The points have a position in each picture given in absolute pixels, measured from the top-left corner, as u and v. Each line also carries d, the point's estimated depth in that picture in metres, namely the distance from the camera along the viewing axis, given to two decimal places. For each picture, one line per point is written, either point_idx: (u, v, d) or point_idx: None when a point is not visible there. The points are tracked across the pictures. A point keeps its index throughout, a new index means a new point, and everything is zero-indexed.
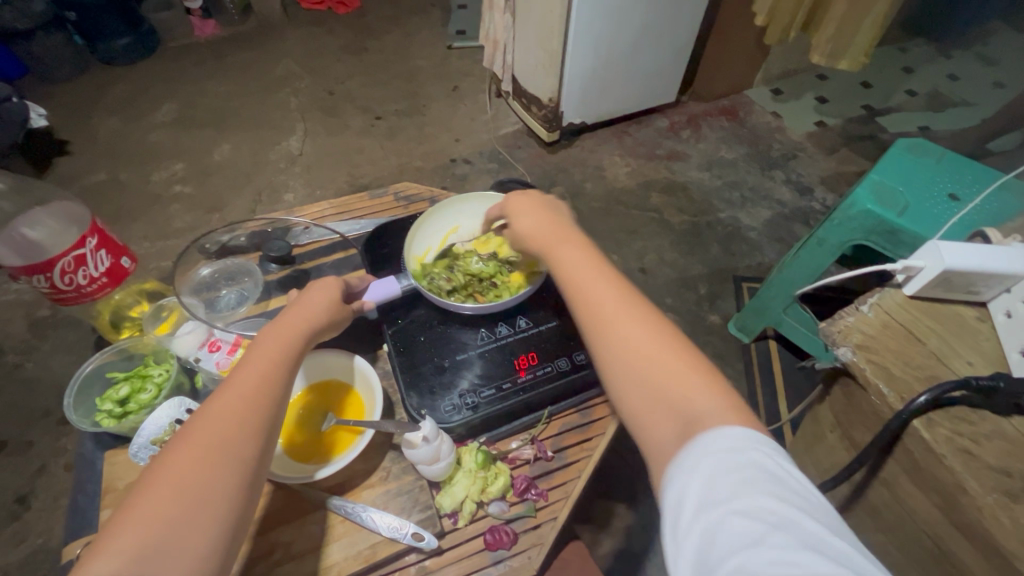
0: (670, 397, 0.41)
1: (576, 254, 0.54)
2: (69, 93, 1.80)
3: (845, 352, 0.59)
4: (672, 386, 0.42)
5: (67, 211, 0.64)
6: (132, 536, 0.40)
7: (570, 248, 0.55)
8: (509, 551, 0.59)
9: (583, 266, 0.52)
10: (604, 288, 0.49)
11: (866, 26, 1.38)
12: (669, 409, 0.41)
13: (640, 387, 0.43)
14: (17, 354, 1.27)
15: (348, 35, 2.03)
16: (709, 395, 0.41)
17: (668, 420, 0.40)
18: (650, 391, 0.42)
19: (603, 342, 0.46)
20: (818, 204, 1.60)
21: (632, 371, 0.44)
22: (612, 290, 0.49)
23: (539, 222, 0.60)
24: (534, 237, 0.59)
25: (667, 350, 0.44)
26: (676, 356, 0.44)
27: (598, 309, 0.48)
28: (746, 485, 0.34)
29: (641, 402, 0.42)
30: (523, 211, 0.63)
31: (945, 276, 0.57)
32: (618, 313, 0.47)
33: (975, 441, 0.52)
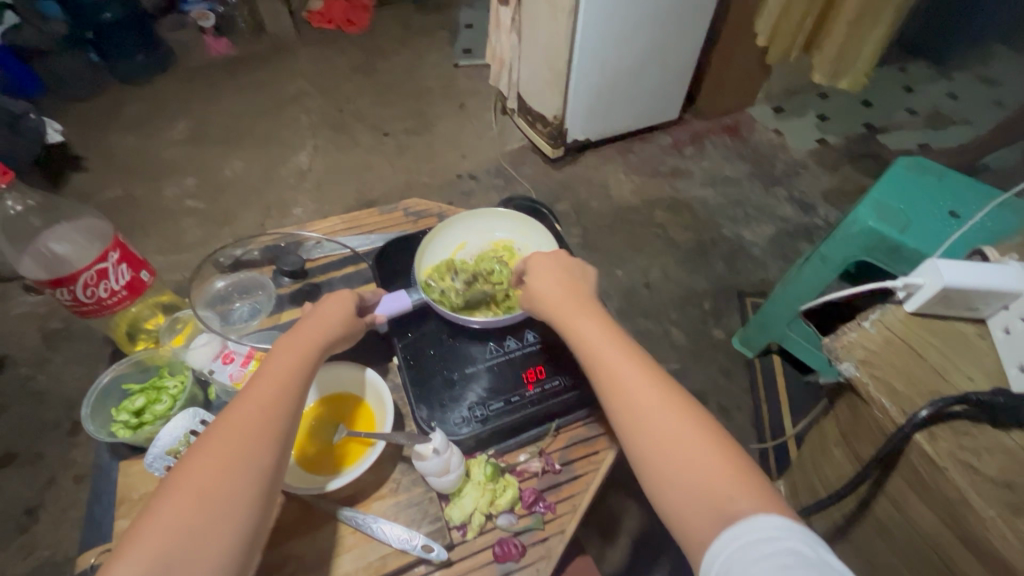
0: (704, 486, 0.42)
1: (593, 327, 0.55)
2: (85, 110, 1.84)
3: (847, 367, 0.60)
4: (703, 472, 0.43)
5: (91, 226, 0.66)
6: (153, 544, 0.41)
7: (589, 319, 0.56)
8: (518, 564, 0.59)
9: (603, 341, 0.53)
10: (628, 368, 0.50)
11: (866, 46, 1.42)
12: (701, 498, 0.42)
13: (672, 472, 0.44)
14: (30, 366, 1.29)
15: (358, 54, 2.08)
16: (743, 487, 0.41)
17: (702, 513, 0.41)
18: (683, 479, 0.43)
19: (631, 430, 0.47)
20: (821, 221, 1.62)
21: (663, 461, 0.45)
22: (636, 369, 0.50)
23: (556, 282, 0.60)
24: (551, 303, 0.59)
25: (697, 436, 0.45)
26: (706, 441, 0.45)
27: (625, 393, 0.49)
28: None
29: (672, 490, 0.43)
30: (541, 269, 0.62)
31: (945, 293, 0.58)
32: (644, 398, 0.48)
33: (978, 456, 0.52)
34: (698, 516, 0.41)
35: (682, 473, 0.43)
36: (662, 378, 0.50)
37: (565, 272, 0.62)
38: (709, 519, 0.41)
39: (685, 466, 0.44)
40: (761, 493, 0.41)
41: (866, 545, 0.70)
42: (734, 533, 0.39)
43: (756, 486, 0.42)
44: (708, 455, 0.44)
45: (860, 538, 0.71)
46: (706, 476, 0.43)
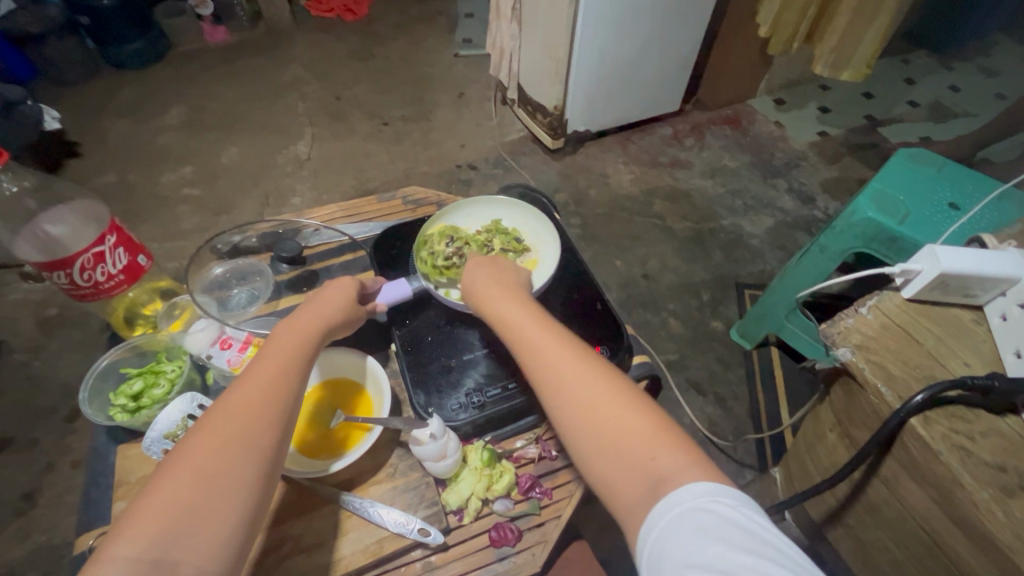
0: (625, 449, 0.43)
1: (515, 306, 0.56)
2: (81, 97, 1.83)
3: (844, 352, 0.60)
4: (623, 437, 0.44)
5: (87, 209, 0.66)
6: (153, 522, 0.41)
7: (512, 300, 0.57)
8: (514, 548, 0.60)
9: (525, 318, 0.54)
10: (548, 341, 0.51)
11: (868, 37, 1.40)
12: (627, 463, 0.43)
13: (595, 439, 0.45)
14: (26, 352, 1.29)
15: (356, 41, 2.07)
16: (665, 445, 0.43)
17: (630, 477, 0.42)
18: (608, 443, 0.44)
19: (556, 402, 0.48)
20: (820, 213, 1.61)
21: (584, 430, 0.45)
22: (557, 342, 0.51)
23: (485, 271, 0.63)
24: (484, 287, 0.60)
25: (619, 399, 0.46)
26: (627, 404, 0.46)
27: (548, 367, 0.49)
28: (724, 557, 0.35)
29: (599, 457, 0.44)
30: (476, 264, 0.64)
31: (942, 279, 0.58)
32: (566, 370, 0.49)
33: (972, 440, 0.53)
34: (626, 480, 0.42)
35: (606, 440, 0.44)
36: (581, 350, 0.51)
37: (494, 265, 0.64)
38: (639, 483, 0.41)
39: (608, 430, 0.45)
40: (684, 452, 0.42)
41: (859, 530, 0.71)
42: (660, 502, 0.39)
43: (678, 444, 0.43)
44: (628, 419, 0.45)
45: (855, 524, 0.71)
46: (627, 438, 0.44)
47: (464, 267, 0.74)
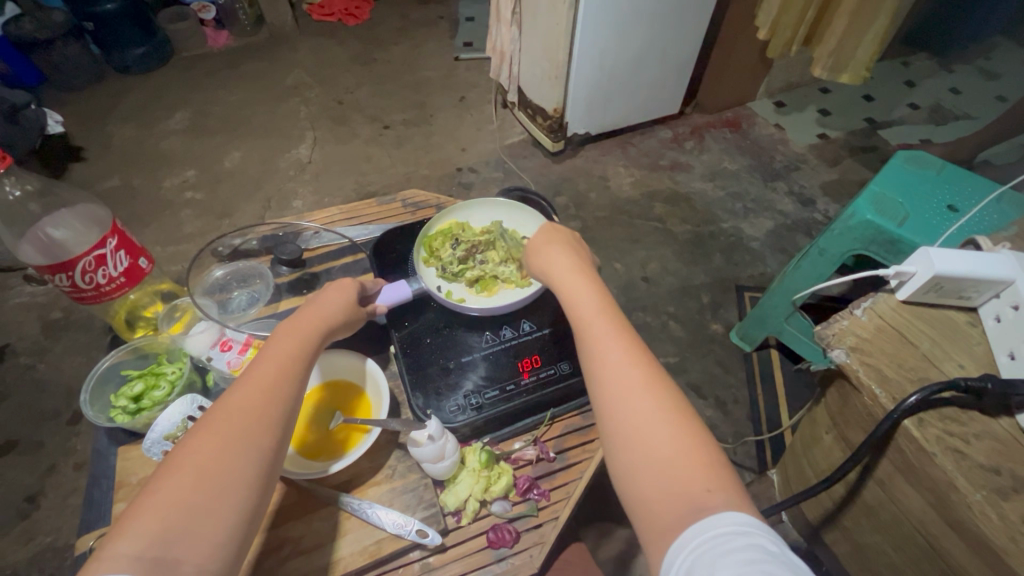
0: (676, 474, 0.43)
1: (597, 308, 0.56)
2: (85, 101, 1.84)
3: (838, 354, 0.60)
4: (675, 461, 0.43)
5: (89, 213, 0.66)
6: (153, 520, 0.41)
7: (591, 301, 0.57)
8: (512, 549, 0.60)
9: (601, 321, 0.54)
10: (621, 350, 0.51)
11: (867, 40, 1.40)
12: (672, 486, 0.42)
13: (645, 455, 0.44)
14: (30, 355, 1.30)
15: (358, 46, 2.08)
16: (718, 480, 0.42)
17: (671, 502, 0.41)
18: (657, 464, 0.44)
19: (614, 409, 0.48)
20: (821, 215, 1.61)
21: (636, 442, 0.45)
22: (631, 353, 0.51)
23: (565, 263, 0.62)
24: (561, 284, 0.60)
25: (681, 425, 0.45)
26: (690, 434, 0.45)
27: (613, 375, 0.49)
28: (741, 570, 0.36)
29: (647, 474, 0.44)
30: (551, 253, 0.64)
31: (936, 281, 0.58)
32: (635, 382, 0.48)
33: (966, 442, 0.53)
34: (665, 502, 0.42)
35: (653, 457, 0.44)
36: (653, 366, 0.50)
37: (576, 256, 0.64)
38: (677, 510, 0.41)
39: (661, 451, 0.44)
40: (736, 490, 0.41)
41: (858, 533, 0.71)
42: (695, 531, 0.38)
43: (730, 481, 0.42)
44: (684, 446, 0.44)
45: (854, 527, 0.71)
46: (678, 463, 0.43)
47: (467, 277, 0.76)
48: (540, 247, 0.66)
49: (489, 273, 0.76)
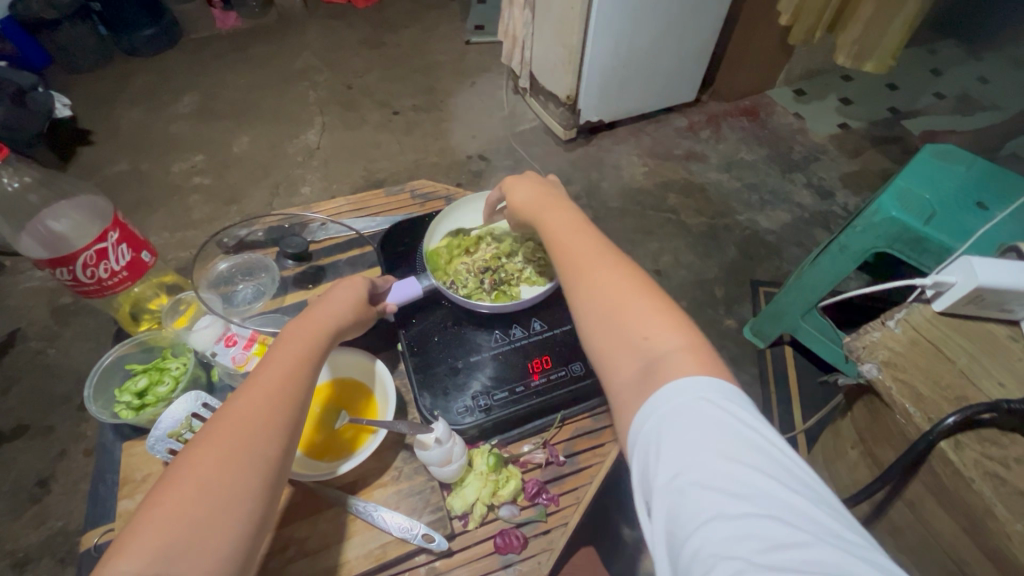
0: (633, 339, 0.45)
1: (563, 219, 0.59)
2: (93, 84, 1.82)
3: (869, 368, 0.58)
4: (635, 328, 0.45)
5: (91, 205, 0.65)
6: (156, 534, 0.40)
7: (561, 210, 0.60)
8: (519, 555, 0.58)
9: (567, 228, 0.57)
10: (584, 245, 0.54)
11: (894, 28, 1.34)
12: (633, 350, 0.44)
13: (609, 328, 0.47)
14: (40, 340, 1.30)
15: (367, 29, 2.04)
16: (671, 334, 0.44)
17: (641, 379, 0.42)
18: (618, 335, 0.46)
19: (585, 309, 0.49)
20: (839, 208, 1.57)
21: (608, 333, 0.46)
22: (594, 247, 0.54)
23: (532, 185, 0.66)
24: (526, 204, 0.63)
25: (640, 292, 0.48)
26: (644, 298, 0.47)
27: (577, 266, 0.52)
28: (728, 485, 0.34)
29: (619, 360, 0.44)
30: (525, 180, 0.66)
31: (978, 293, 0.56)
32: (597, 266, 0.51)
33: (1005, 465, 0.51)
34: (627, 367, 0.44)
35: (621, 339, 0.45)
36: (613, 253, 0.53)
37: (541, 178, 0.67)
38: (647, 386, 0.41)
39: (622, 318, 0.46)
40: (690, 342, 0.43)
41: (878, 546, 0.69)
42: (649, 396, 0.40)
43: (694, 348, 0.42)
44: (646, 312, 0.46)
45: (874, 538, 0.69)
46: (636, 322, 0.46)
47: (483, 288, 0.73)
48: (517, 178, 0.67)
49: (506, 284, 0.73)
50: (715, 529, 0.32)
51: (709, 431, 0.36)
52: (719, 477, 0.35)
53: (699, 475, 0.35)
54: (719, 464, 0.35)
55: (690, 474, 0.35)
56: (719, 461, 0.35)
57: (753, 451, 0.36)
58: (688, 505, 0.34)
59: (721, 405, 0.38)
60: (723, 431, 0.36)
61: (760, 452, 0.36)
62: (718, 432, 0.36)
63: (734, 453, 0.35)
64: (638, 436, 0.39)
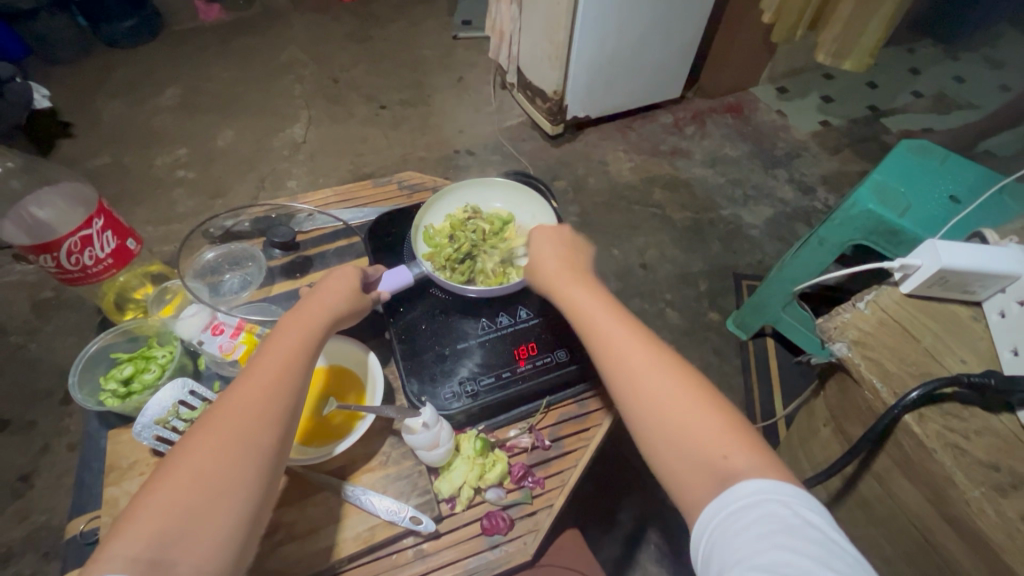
0: (695, 447, 0.44)
1: (593, 301, 0.56)
2: (73, 75, 1.80)
3: (840, 347, 0.60)
4: (697, 435, 0.45)
5: (75, 192, 0.65)
6: (151, 520, 0.41)
7: (584, 290, 0.57)
8: (506, 536, 0.60)
9: (603, 317, 0.54)
10: (623, 336, 0.52)
11: (873, 26, 1.37)
12: (695, 459, 0.44)
13: (660, 427, 0.46)
14: (20, 335, 1.28)
15: (354, 23, 2.03)
16: (736, 442, 0.44)
17: (699, 475, 0.43)
18: (678, 443, 0.45)
19: (633, 402, 0.48)
20: (820, 204, 1.60)
21: (662, 431, 0.46)
22: (637, 339, 0.51)
23: (559, 259, 0.62)
24: (553, 283, 0.60)
25: (702, 398, 0.47)
26: (706, 405, 0.46)
27: (619, 357, 0.50)
28: (769, 547, 0.36)
29: (671, 453, 0.45)
30: (542, 246, 0.64)
31: (942, 275, 0.58)
32: (643, 364, 0.49)
33: (966, 437, 0.53)
34: (693, 474, 0.43)
35: (676, 439, 0.45)
36: (654, 345, 0.51)
37: (565, 249, 0.63)
38: (705, 477, 0.43)
39: (678, 423, 0.46)
40: (757, 454, 0.43)
41: (851, 524, 0.71)
42: (715, 499, 0.41)
43: (750, 445, 0.44)
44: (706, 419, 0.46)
45: (847, 516, 0.72)
46: (698, 434, 0.45)
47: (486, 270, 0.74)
48: (538, 232, 0.66)
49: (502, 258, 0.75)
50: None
51: (777, 527, 0.38)
52: (777, 564, 0.36)
53: (759, 561, 0.36)
54: (780, 553, 0.36)
55: (750, 560, 0.36)
56: (780, 551, 0.36)
57: (816, 545, 0.36)
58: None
59: (798, 508, 0.39)
60: (787, 527, 0.37)
61: (816, 544, 0.36)
62: (787, 529, 0.37)
63: (797, 545, 0.36)
64: (704, 531, 0.41)
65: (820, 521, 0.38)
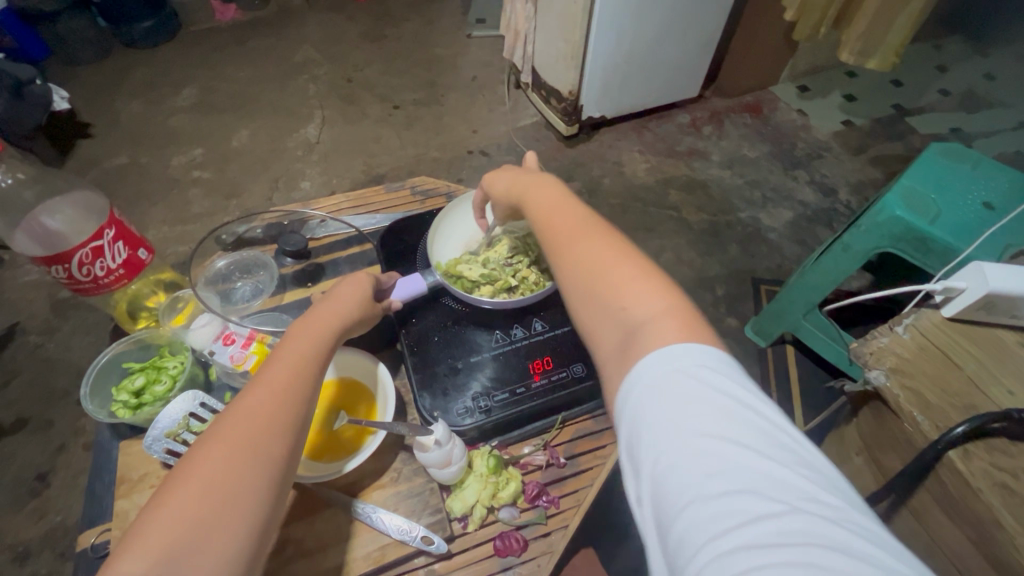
0: (612, 302, 0.45)
1: (553, 198, 0.57)
2: (92, 76, 1.81)
3: (877, 376, 0.58)
4: (615, 291, 0.45)
5: (87, 201, 0.64)
6: (159, 536, 0.40)
7: (547, 187, 0.59)
8: (519, 558, 0.58)
9: (557, 210, 0.56)
10: (569, 217, 0.54)
11: (899, 24, 1.33)
12: (609, 314, 0.44)
13: (588, 294, 0.47)
14: (39, 334, 1.30)
15: (368, 21, 2.02)
16: (648, 297, 0.43)
17: (611, 329, 0.44)
18: (598, 302, 0.46)
19: (568, 273, 0.50)
20: (842, 206, 1.55)
21: (588, 294, 0.47)
22: (582, 223, 0.53)
23: (513, 180, 0.63)
24: (519, 191, 0.61)
25: (629, 262, 0.47)
26: (633, 267, 0.46)
27: (562, 235, 0.53)
28: (686, 431, 0.34)
29: (592, 314, 0.46)
30: (502, 174, 0.66)
31: (989, 299, 0.55)
32: (583, 238, 0.51)
33: (1013, 474, 0.50)
34: (608, 334, 0.44)
35: (598, 297, 0.46)
36: (602, 225, 0.53)
37: (526, 165, 0.65)
38: (616, 332, 0.43)
39: (598, 282, 0.47)
40: (663, 300, 0.42)
41: None
42: (623, 357, 0.41)
43: (664, 295, 0.43)
44: (633, 280, 0.45)
45: None
46: (614, 290, 0.45)
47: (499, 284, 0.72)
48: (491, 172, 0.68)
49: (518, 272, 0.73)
50: (694, 513, 0.31)
51: (693, 406, 0.35)
52: (694, 452, 0.33)
53: (680, 455, 0.33)
54: (700, 439, 0.33)
55: (665, 449, 0.34)
56: (701, 436, 0.33)
57: (738, 425, 0.34)
58: (668, 483, 0.33)
59: (717, 379, 0.36)
60: (705, 405, 0.35)
61: (739, 424, 0.34)
62: (702, 406, 0.34)
63: (715, 426, 0.34)
64: (622, 411, 0.38)
65: (732, 389, 0.36)
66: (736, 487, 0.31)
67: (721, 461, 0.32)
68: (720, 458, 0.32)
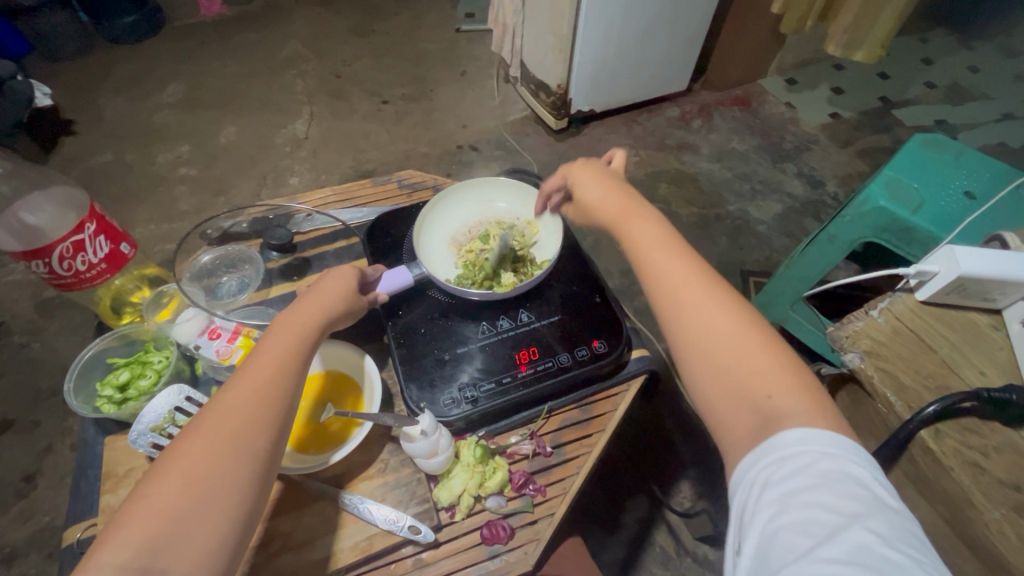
0: (743, 379, 0.43)
1: (655, 235, 0.55)
2: (75, 72, 1.79)
3: (852, 358, 0.59)
4: (744, 367, 0.43)
5: (65, 196, 0.64)
6: (139, 529, 0.40)
7: (649, 223, 0.56)
8: (506, 546, 0.59)
9: (660, 248, 0.53)
10: (680, 263, 0.51)
11: (883, 18, 1.34)
12: (739, 395, 0.42)
13: (708, 361, 0.45)
14: (24, 334, 1.28)
15: (357, 16, 2.01)
16: (785, 384, 0.42)
17: (740, 410, 0.42)
18: (717, 374, 0.44)
19: (678, 331, 0.47)
20: (829, 198, 1.57)
21: (706, 363, 0.45)
22: (693, 270, 0.50)
23: (607, 203, 0.61)
24: (613, 221, 0.59)
25: (753, 333, 0.45)
26: (758, 340, 0.44)
27: (673, 285, 0.49)
28: (798, 499, 0.35)
29: (715, 386, 0.44)
30: (586, 187, 0.64)
31: (960, 282, 0.56)
32: (695, 291, 0.48)
33: (985, 454, 0.51)
34: (735, 414, 0.42)
35: (720, 371, 0.44)
36: (713, 275, 0.50)
37: (619, 189, 0.62)
38: (747, 414, 0.41)
39: (722, 352, 0.44)
40: (800, 391, 0.41)
41: None
42: (759, 446, 0.39)
43: (806, 389, 0.41)
44: (759, 353, 0.44)
45: None
46: (744, 369, 0.43)
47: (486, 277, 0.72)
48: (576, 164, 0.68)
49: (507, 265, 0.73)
50: (799, 574, 0.32)
51: (810, 480, 0.36)
52: (806, 522, 0.34)
53: (790, 520, 0.34)
54: (811, 509, 0.34)
55: (777, 512, 0.35)
56: (813, 506, 0.34)
57: (855, 500, 0.34)
58: (776, 547, 0.34)
59: (844, 457, 0.36)
60: (825, 480, 0.35)
61: (856, 501, 0.34)
62: (827, 482, 0.35)
63: (828, 496, 0.34)
64: (741, 480, 0.39)
65: (858, 470, 0.36)
66: (850, 558, 0.31)
67: (833, 532, 0.33)
68: (833, 529, 0.33)
